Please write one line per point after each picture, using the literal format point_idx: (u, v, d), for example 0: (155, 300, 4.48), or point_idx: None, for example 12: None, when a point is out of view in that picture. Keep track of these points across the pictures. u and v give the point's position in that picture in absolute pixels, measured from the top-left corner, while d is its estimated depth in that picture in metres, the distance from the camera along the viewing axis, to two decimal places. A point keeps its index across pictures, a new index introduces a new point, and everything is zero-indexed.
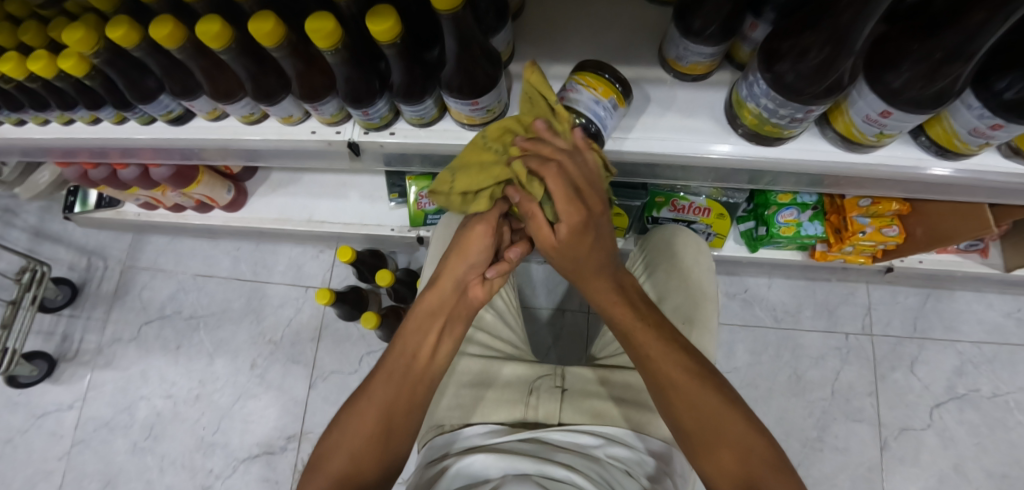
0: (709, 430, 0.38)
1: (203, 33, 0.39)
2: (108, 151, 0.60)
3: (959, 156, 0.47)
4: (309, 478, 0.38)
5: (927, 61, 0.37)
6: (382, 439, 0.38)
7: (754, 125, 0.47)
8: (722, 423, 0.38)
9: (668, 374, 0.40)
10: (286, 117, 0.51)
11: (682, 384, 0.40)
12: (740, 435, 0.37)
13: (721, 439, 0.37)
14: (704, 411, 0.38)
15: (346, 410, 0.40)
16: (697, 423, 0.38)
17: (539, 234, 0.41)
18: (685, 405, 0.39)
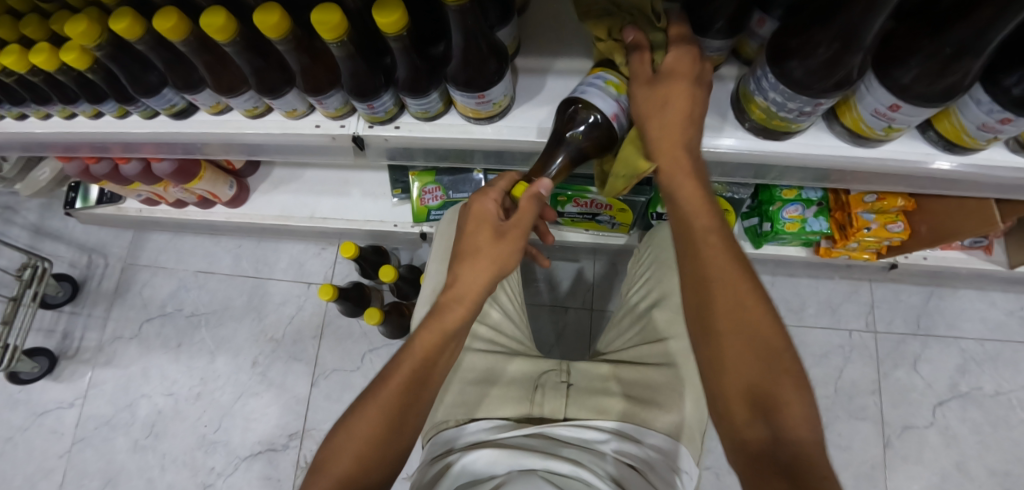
0: (746, 334, 0.33)
1: (208, 26, 0.39)
2: (110, 146, 0.60)
3: (967, 151, 0.46)
4: (313, 477, 0.37)
5: (936, 57, 0.37)
6: (382, 449, 0.37)
7: (761, 120, 0.47)
8: (760, 343, 0.33)
9: (719, 273, 0.35)
10: (289, 111, 0.51)
11: (726, 282, 0.34)
12: (775, 350, 0.32)
13: (754, 346, 0.32)
14: (741, 318, 0.33)
15: (357, 411, 0.39)
16: (733, 321, 0.33)
17: (637, 69, 0.39)
18: (728, 301, 0.34)
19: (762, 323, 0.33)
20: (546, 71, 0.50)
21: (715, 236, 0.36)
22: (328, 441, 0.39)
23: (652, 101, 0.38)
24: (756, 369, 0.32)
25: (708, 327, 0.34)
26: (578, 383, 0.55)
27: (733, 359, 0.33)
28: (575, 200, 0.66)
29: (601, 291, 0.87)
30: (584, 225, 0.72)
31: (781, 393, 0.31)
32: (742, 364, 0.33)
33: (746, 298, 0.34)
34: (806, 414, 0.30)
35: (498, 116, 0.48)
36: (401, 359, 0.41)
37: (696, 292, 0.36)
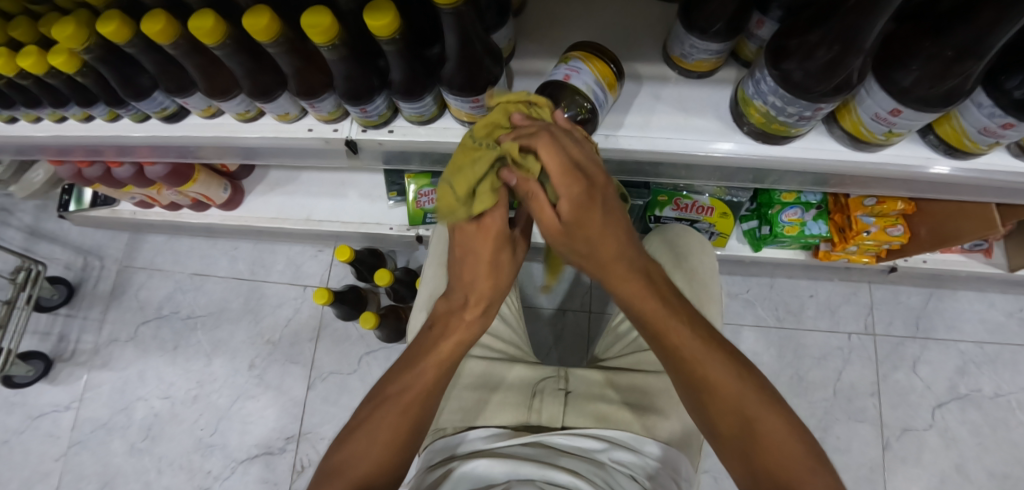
0: (736, 422, 0.35)
1: (196, 29, 0.38)
2: (102, 149, 0.59)
3: (967, 155, 0.46)
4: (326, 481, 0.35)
5: (938, 59, 0.36)
6: (388, 475, 0.35)
7: (761, 124, 0.46)
8: (756, 421, 0.35)
9: (705, 375, 0.36)
10: (283, 114, 0.50)
11: (710, 377, 0.36)
12: (768, 419, 0.35)
13: (745, 430, 0.35)
14: (733, 402, 0.35)
15: (374, 418, 0.37)
16: (728, 413, 0.36)
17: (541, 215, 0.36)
18: (720, 395, 0.36)
19: (753, 404, 0.35)
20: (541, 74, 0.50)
21: (689, 345, 0.37)
22: (340, 448, 0.37)
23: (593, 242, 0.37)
24: (775, 439, 0.34)
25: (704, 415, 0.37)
26: (576, 390, 0.54)
27: (744, 444, 0.34)
28: None
29: (598, 293, 0.86)
30: None
31: (786, 463, 0.33)
32: (748, 446, 0.34)
33: (731, 383, 0.36)
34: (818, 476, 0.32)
35: None
36: (420, 368, 0.40)
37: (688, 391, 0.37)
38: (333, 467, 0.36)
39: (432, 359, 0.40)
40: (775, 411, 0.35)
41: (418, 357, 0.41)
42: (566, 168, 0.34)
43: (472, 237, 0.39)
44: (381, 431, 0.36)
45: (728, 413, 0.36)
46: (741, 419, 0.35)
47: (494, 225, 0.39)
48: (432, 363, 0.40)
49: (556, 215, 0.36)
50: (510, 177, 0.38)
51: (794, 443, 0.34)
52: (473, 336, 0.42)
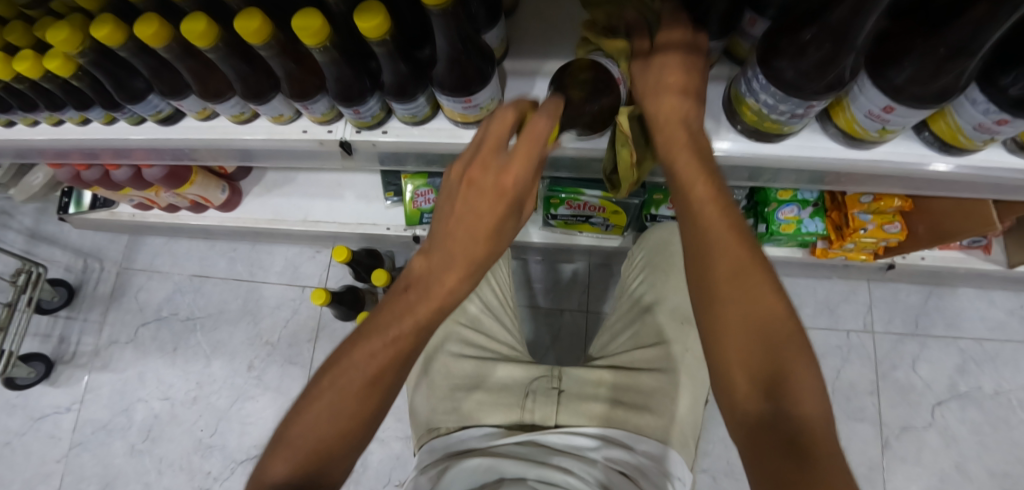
0: (748, 318, 0.31)
1: (189, 32, 0.38)
2: (99, 152, 0.59)
3: (963, 152, 0.46)
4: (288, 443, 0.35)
5: (931, 56, 0.36)
6: (349, 442, 0.36)
7: (753, 122, 0.46)
8: (765, 325, 0.30)
9: (720, 249, 0.32)
10: (276, 117, 0.50)
11: (728, 263, 0.32)
12: (782, 330, 0.30)
13: (757, 335, 0.30)
14: (748, 297, 0.31)
15: (337, 388, 0.36)
16: (743, 309, 0.31)
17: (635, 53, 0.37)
18: (730, 280, 0.32)
19: (769, 305, 0.31)
20: (536, 73, 0.49)
21: (715, 213, 0.33)
22: (304, 409, 0.37)
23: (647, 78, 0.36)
24: (767, 350, 0.30)
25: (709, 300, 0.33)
26: (569, 389, 0.54)
27: (733, 337, 0.31)
28: (568, 202, 0.65)
29: (596, 292, 0.86)
30: (577, 227, 0.72)
31: (777, 369, 0.30)
32: (739, 343, 0.31)
33: (753, 276, 0.31)
34: (820, 409, 0.28)
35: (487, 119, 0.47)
36: (392, 332, 0.37)
37: (696, 268, 0.33)
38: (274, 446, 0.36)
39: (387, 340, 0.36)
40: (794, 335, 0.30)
41: (392, 318, 0.37)
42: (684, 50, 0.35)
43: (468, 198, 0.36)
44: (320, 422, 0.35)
45: (736, 310, 0.31)
46: (751, 320, 0.31)
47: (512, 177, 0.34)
48: (406, 328, 0.37)
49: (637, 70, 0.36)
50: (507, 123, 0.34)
51: (795, 358, 0.30)
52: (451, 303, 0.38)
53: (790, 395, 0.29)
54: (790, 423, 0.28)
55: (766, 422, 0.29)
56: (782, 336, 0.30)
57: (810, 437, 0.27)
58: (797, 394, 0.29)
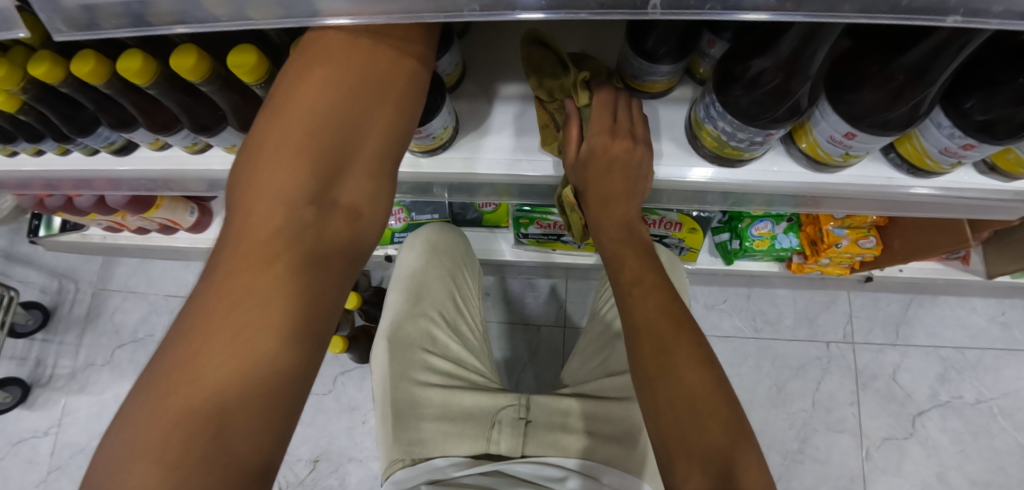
0: (682, 389, 0.36)
1: (124, 70, 0.37)
2: (57, 183, 0.58)
3: (930, 175, 0.45)
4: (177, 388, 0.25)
5: (890, 83, 0.35)
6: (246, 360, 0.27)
7: (714, 147, 0.44)
8: (700, 399, 0.35)
9: (661, 338, 0.39)
10: (230, 147, 0.49)
11: (662, 344, 0.39)
12: (712, 399, 0.35)
13: (693, 401, 0.36)
14: (682, 372, 0.37)
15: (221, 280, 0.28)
16: (679, 383, 0.36)
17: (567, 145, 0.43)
18: (666, 360, 0.38)
19: (701, 375, 0.36)
20: (492, 98, 0.48)
21: (652, 301, 0.41)
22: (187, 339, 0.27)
23: (598, 176, 0.44)
24: (707, 420, 0.35)
25: (648, 378, 0.38)
26: (537, 419, 0.54)
27: (673, 412, 0.36)
28: (538, 221, 0.64)
29: (573, 306, 0.85)
30: (549, 245, 0.71)
31: (709, 428, 0.34)
32: (682, 419, 0.36)
33: (683, 354, 0.38)
34: (756, 463, 0.33)
35: (441, 148, 0.45)
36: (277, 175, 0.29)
37: (635, 352, 0.40)
38: (238, 191, 0.30)
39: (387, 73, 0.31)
40: (727, 403, 0.36)
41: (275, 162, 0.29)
42: (612, 126, 0.42)
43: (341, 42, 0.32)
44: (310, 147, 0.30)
45: (674, 389, 0.37)
46: (690, 398, 0.36)
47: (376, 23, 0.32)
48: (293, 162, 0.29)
49: (577, 154, 0.43)
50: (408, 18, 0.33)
51: (727, 426, 0.34)
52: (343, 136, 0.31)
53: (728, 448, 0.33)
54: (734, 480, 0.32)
55: None
56: (714, 405, 0.35)
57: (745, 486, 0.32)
58: (730, 444, 0.34)
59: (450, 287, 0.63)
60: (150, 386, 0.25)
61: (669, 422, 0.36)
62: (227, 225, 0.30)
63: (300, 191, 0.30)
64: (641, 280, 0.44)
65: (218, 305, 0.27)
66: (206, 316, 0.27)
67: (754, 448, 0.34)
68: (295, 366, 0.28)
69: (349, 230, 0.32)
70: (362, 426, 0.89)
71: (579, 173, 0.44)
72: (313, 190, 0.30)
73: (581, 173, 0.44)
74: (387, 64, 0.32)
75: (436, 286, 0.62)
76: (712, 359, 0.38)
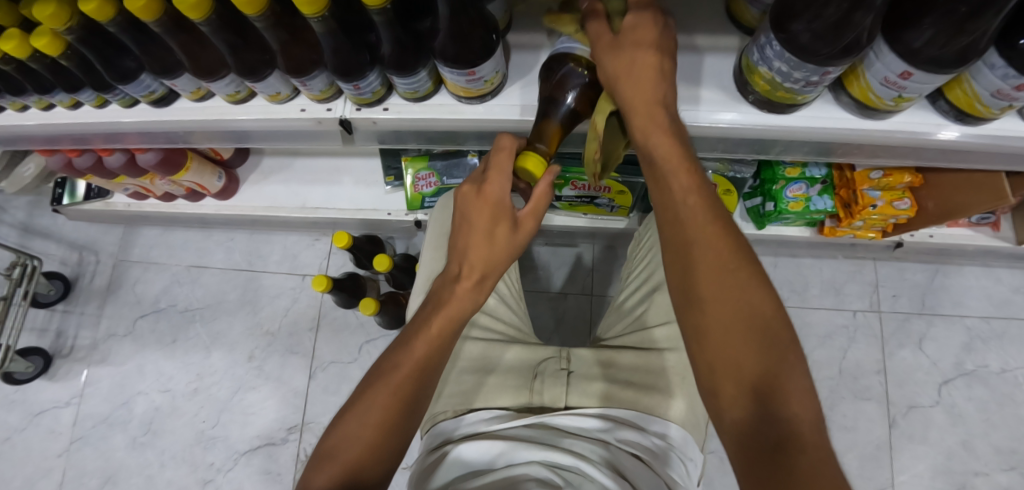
0: (732, 318, 0.32)
1: (180, 3, 0.36)
2: (91, 137, 0.58)
3: (979, 121, 0.44)
4: (318, 466, 0.36)
5: (951, 16, 0.34)
6: (377, 459, 0.36)
7: (766, 92, 0.44)
8: (749, 315, 0.31)
9: (695, 224, 0.34)
10: (273, 95, 0.49)
11: (710, 251, 0.34)
12: (775, 335, 0.31)
13: (743, 353, 0.31)
14: (733, 299, 0.32)
15: (365, 401, 0.38)
16: (733, 321, 0.32)
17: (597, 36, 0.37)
18: (711, 274, 0.33)
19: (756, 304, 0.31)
20: (539, 47, 0.48)
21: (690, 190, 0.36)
22: (333, 432, 0.38)
23: (618, 60, 0.36)
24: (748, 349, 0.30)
25: (700, 316, 0.33)
26: (578, 371, 0.55)
27: (720, 318, 0.32)
28: (573, 182, 0.64)
29: (600, 275, 0.87)
30: (581, 208, 0.71)
31: (770, 373, 0.29)
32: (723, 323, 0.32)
33: (734, 272, 0.33)
34: (804, 399, 0.29)
35: (490, 94, 0.46)
36: (412, 345, 0.40)
37: (679, 274, 0.35)
38: (393, 359, 0.40)
39: (485, 282, 0.42)
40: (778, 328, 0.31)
41: (412, 335, 0.41)
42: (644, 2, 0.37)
43: (473, 201, 0.41)
44: (417, 346, 0.40)
45: (719, 294, 0.33)
46: (735, 308, 0.32)
47: (493, 193, 0.40)
48: (424, 340, 0.40)
49: (613, 33, 0.37)
50: (511, 150, 0.40)
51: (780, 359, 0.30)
52: (463, 311, 0.41)
53: (780, 405, 0.28)
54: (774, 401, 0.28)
55: (751, 426, 0.29)
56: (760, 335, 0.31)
57: (795, 440, 0.27)
58: (782, 396, 0.29)
59: None
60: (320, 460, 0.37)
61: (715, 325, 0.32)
62: (386, 359, 0.40)
63: (428, 354, 0.40)
64: (653, 120, 0.36)
65: (359, 437, 0.36)
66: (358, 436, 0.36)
67: (806, 381, 0.30)
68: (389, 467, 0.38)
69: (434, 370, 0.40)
70: None
71: (598, 45, 0.37)
72: (436, 356, 0.40)
73: (608, 53, 0.36)
74: (486, 259, 0.41)
75: None
76: (758, 266, 0.33)
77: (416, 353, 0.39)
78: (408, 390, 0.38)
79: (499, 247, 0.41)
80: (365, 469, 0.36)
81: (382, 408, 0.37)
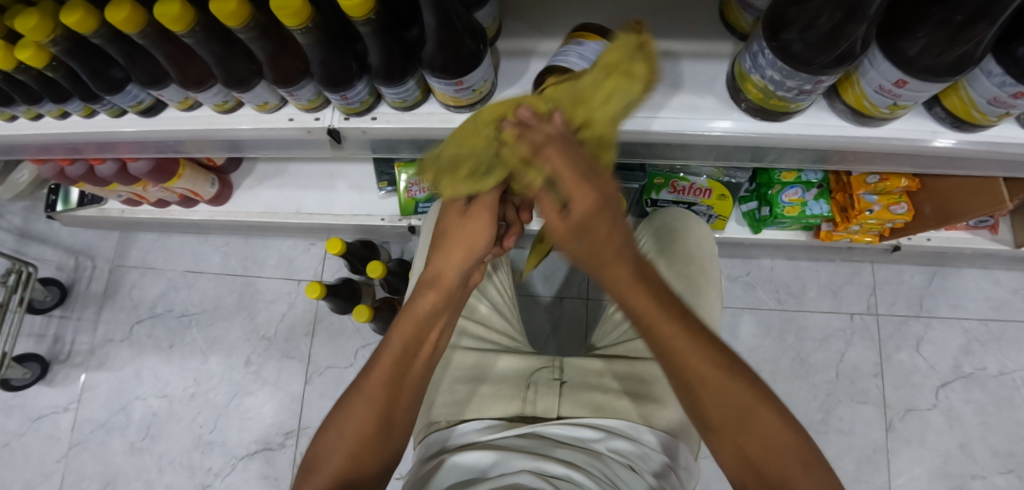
0: (756, 443, 0.35)
1: (162, 16, 0.35)
2: (81, 146, 0.57)
3: (976, 128, 0.43)
4: (308, 476, 0.38)
5: (946, 25, 0.34)
6: (360, 464, 0.38)
7: (758, 99, 0.44)
8: (768, 438, 0.34)
9: (698, 370, 0.35)
10: (261, 104, 0.48)
11: (715, 379, 0.35)
12: (789, 449, 0.34)
13: (764, 470, 0.34)
14: (740, 416, 0.35)
15: (345, 408, 0.39)
16: (754, 439, 0.35)
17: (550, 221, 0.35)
18: (731, 408, 0.35)
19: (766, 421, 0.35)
20: (530, 54, 0.47)
21: (682, 341, 0.35)
22: (318, 442, 0.39)
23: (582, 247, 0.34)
24: (779, 463, 0.34)
25: (717, 439, 0.36)
26: (571, 380, 0.55)
27: (749, 440, 0.35)
28: None
29: (596, 279, 0.87)
30: None
31: (790, 478, 0.33)
32: (757, 443, 0.34)
33: (736, 389, 0.35)
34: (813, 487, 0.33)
35: (480, 102, 0.46)
36: (383, 348, 0.41)
37: (688, 400, 0.36)
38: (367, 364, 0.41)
39: (446, 278, 0.43)
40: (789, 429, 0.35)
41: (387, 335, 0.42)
42: (580, 179, 0.32)
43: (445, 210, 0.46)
44: (390, 350, 0.40)
45: (732, 426, 0.35)
46: (759, 437, 0.34)
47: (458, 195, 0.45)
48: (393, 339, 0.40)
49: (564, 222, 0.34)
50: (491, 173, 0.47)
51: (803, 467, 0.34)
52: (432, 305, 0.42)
53: None
54: None
55: None
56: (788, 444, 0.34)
57: None
58: None
59: None
60: (308, 470, 0.38)
61: (745, 449, 0.35)
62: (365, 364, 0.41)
63: (398, 354, 0.40)
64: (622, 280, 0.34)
65: (341, 442, 0.38)
66: (337, 442, 0.38)
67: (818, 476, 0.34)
68: (376, 474, 0.39)
69: (404, 366, 0.40)
70: None
71: (556, 232, 0.35)
72: (405, 352, 0.40)
73: (568, 241, 0.34)
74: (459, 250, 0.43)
75: None
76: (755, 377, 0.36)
77: (386, 356, 0.40)
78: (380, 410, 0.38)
79: (465, 241, 0.43)
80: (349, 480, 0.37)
81: (359, 414, 0.38)
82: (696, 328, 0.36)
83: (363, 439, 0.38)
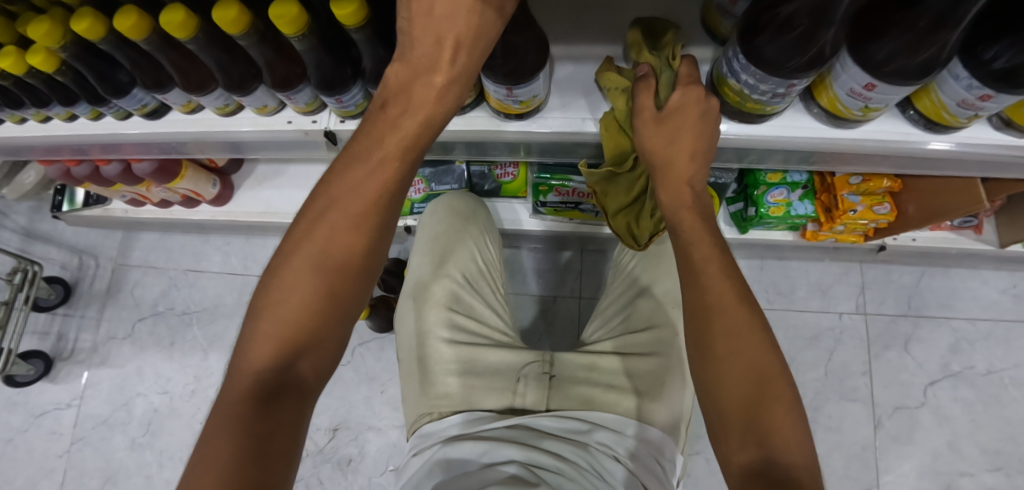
0: (745, 375, 0.34)
1: (167, 23, 0.37)
2: (87, 148, 0.59)
3: (948, 129, 0.45)
4: (266, 307, 0.34)
5: (912, 31, 0.35)
6: (329, 301, 0.35)
7: (736, 102, 0.45)
8: (760, 371, 0.34)
9: (724, 308, 0.36)
10: (261, 107, 0.50)
11: (731, 313, 0.35)
12: (777, 390, 0.33)
13: (749, 401, 0.33)
14: (745, 346, 0.34)
15: (319, 232, 0.35)
16: (744, 365, 0.34)
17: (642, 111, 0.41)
18: (732, 339, 0.35)
19: (764, 360, 0.34)
20: None
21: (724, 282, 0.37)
22: (282, 268, 0.35)
23: (657, 135, 0.41)
24: (764, 392, 0.33)
25: (706, 370, 0.36)
26: (561, 374, 0.57)
27: (734, 367, 0.34)
28: (557, 188, 0.67)
29: (589, 278, 0.89)
30: (567, 214, 0.73)
31: (777, 420, 0.32)
32: (743, 371, 0.34)
33: (747, 323, 0.35)
34: (799, 441, 0.32)
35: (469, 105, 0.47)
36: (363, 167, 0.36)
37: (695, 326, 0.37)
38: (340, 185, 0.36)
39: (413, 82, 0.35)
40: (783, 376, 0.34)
41: (361, 154, 0.36)
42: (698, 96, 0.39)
43: None
44: (366, 187, 0.36)
45: (735, 358, 0.34)
46: (746, 364, 0.34)
47: None
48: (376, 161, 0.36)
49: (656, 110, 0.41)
50: None
51: (788, 409, 0.33)
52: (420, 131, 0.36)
53: (781, 448, 0.31)
54: (775, 450, 0.31)
55: (759, 472, 0.31)
56: (773, 379, 0.33)
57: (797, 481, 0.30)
58: (782, 442, 0.31)
59: (473, 250, 0.67)
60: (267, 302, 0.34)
61: (732, 385, 0.34)
62: (335, 185, 0.36)
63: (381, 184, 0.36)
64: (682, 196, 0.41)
65: (310, 273, 0.34)
66: (307, 270, 0.35)
67: (802, 433, 0.32)
68: (339, 318, 0.36)
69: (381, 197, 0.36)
70: (379, 395, 0.97)
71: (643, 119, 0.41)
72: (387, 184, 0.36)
73: (649, 123, 0.41)
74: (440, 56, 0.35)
75: (462, 249, 0.67)
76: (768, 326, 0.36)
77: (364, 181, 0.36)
78: (342, 259, 0.36)
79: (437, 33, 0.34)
80: (311, 320, 0.34)
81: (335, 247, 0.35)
82: (745, 285, 0.37)
83: (338, 282, 0.35)
